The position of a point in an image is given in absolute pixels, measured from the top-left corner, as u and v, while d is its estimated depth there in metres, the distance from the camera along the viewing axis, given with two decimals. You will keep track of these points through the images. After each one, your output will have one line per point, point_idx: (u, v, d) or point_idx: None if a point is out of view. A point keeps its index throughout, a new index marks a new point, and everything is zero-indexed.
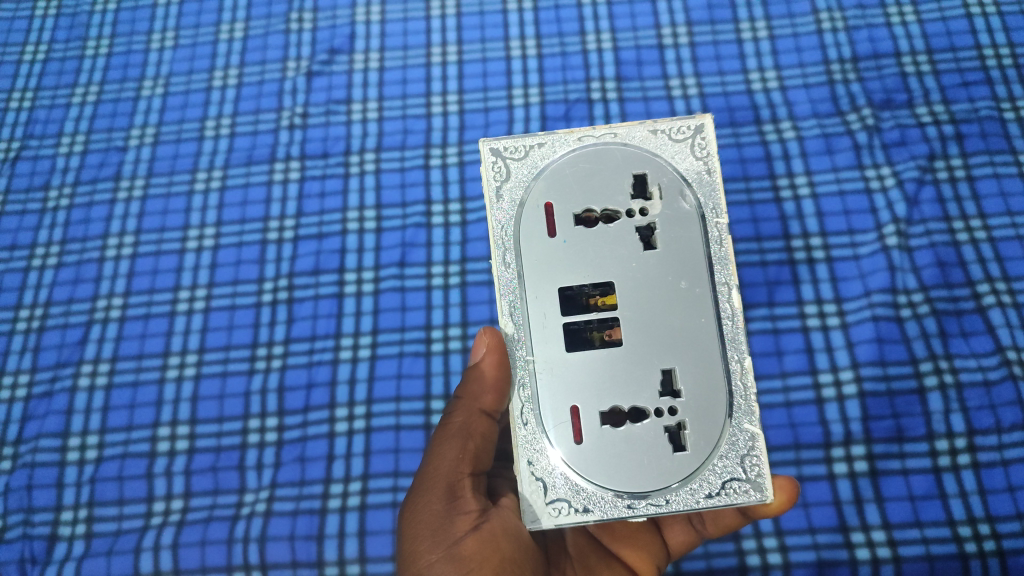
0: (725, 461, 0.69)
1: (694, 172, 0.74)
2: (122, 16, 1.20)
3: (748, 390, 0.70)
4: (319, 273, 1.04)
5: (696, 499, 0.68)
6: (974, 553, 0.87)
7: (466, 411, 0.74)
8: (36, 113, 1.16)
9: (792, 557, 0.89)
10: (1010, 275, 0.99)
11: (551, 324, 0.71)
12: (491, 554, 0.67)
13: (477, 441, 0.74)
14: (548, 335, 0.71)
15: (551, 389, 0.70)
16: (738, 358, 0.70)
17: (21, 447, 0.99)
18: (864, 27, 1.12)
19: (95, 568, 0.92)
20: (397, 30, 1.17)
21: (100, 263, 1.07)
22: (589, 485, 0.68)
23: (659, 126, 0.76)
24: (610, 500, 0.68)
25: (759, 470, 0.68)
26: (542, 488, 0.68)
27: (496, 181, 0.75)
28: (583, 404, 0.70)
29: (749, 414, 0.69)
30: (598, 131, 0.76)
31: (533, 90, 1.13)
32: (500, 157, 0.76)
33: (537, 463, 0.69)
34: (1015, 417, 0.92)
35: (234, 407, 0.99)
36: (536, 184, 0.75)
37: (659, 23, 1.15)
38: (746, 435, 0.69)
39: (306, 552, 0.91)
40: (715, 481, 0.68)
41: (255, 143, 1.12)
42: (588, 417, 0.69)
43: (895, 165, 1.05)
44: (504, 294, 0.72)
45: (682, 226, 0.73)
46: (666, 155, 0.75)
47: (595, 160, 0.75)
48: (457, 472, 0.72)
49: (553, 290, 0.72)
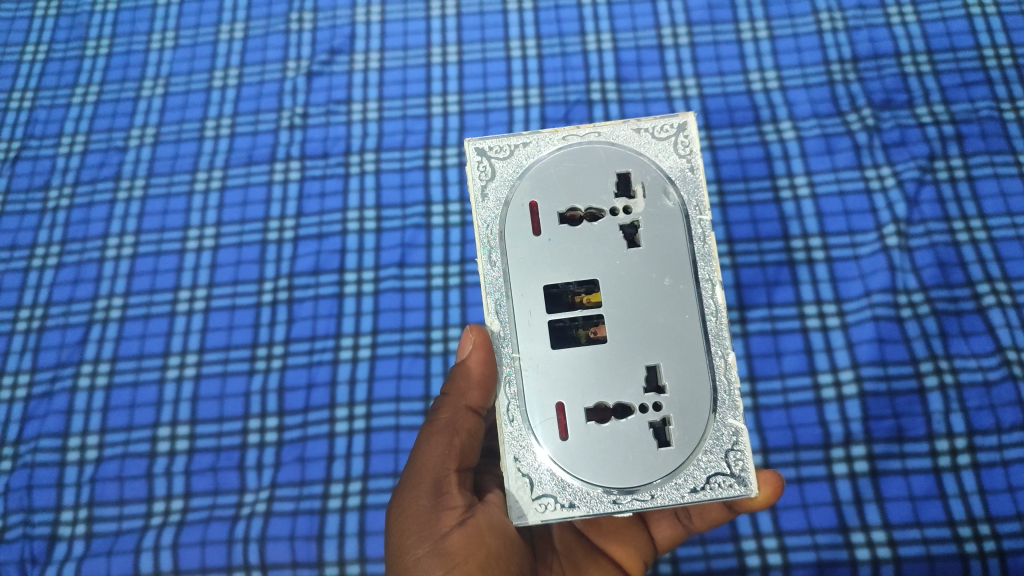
0: (710, 456, 0.68)
1: (678, 170, 0.74)
2: (122, 17, 1.21)
3: (732, 385, 0.70)
4: (319, 273, 1.04)
5: (681, 494, 0.68)
6: (974, 553, 0.87)
7: (452, 407, 0.75)
8: (36, 113, 1.16)
9: (791, 557, 0.89)
10: (1011, 275, 0.99)
11: (536, 322, 0.71)
12: (476, 549, 0.67)
13: (463, 437, 0.74)
14: (532, 333, 0.71)
15: (536, 386, 0.70)
16: (723, 354, 0.70)
17: (21, 447, 0.99)
18: (864, 27, 1.12)
19: (95, 568, 0.92)
20: (397, 30, 1.17)
21: (101, 263, 1.07)
22: (575, 482, 0.68)
23: (643, 124, 0.76)
24: (596, 496, 0.68)
25: (744, 466, 0.68)
26: (528, 484, 0.68)
27: (481, 180, 0.75)
28: (569, 401, 0.70)
29: (734, 410, 0.69)
30: (582, 130, 0.76)
31: (533, 90, 1.13)
32: (485, 156, 0.76)
33: (523, 459, 0.69)
34: (1015, 417, 0.92)
35: (234, 407, 0.99)
36: (521, 183, 0.75)
37: (659, 23, 1.15)
38: (731, 429, 0.69)
39: (306, 552, 0.91)
40: (699, 476, 0.68)
41: (255, 143, 1.12)
42: (574, 415, 0.69)
43: (895, 165, 1.05)
44: (489, 292, 0.72)
45: (665, 223, 0.73)
46: (650, 153, 0.75)
47: (579, 159, 0.75)
48: (443, 468, 0.72)
49: (537, 288, 0.72)
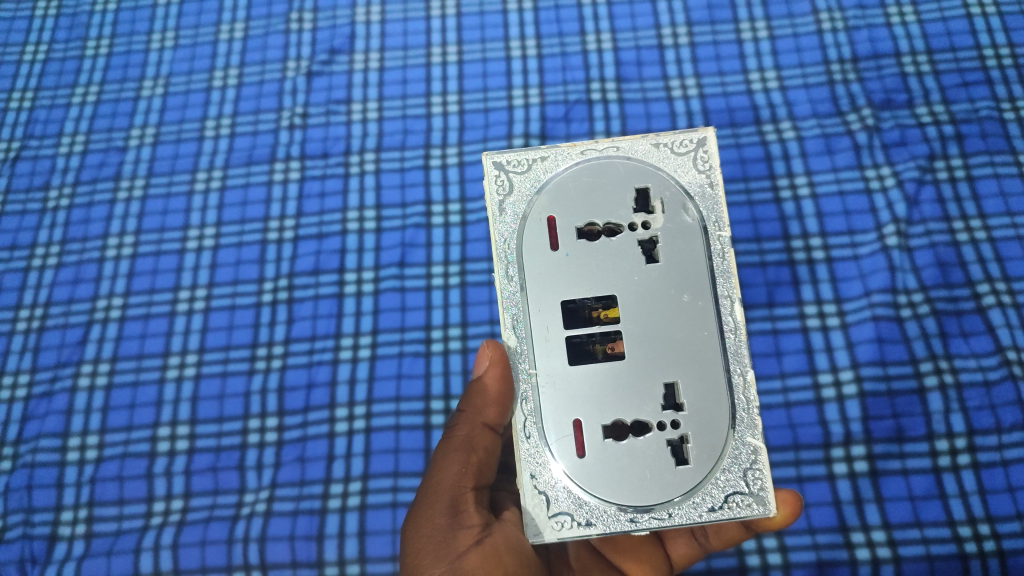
0: (728, 475, 0.68)
1: (696, 185, 0.74)
2: (122, 17, 1.20)
3: (751, 403, 0.70)
4: (320, 273, 1.04)
5: (699, 513, 0.68)
6: (974, 553, 0.87)
7: (468, 424, 0.75)
8: (36, 113, 1.16)
9: (792, 557, 0.89)
10: (1011, 275, 0.99)
11: (553, 338, 0.71)
12: (493, 569, 0.67)
13: (480, 454, 0.74)
14: (550, 349, 0.71)
15: (553, 402, 0.70)
16: (742, 372, 0.70)
17: (21, 447, 0.99)
18: (864, 27, 1.12)
19: (95, 568, 0.92)
20: (397, 30, 1.17)
21: (100, 263, 1.07)
22: (592, 499, 0.68)
23: (662, 140, 0.76)
24: (613, 514, 0.68)
25: (763, 485, 0.68)
26: (544, 502, 0.68)
27: (499, 195, 0.75)
28: (586, 418, 0.70)
29: (752, 428, 0.69)
30: (601, 144, 0.76)
31: (533, 90, 1.13)
32: (502, 170, 0.76)
33: (539, 476, 0.69)
34: (1015, 417, 0.92)
35: (234, 407, 0.99)
36: (539, 198, 0.75)
37: (659, 23, 1.15)
38: (749, 448, 0.69)
39: (306, 552, 0.91)
40: (718, 495, 0.68)
41: (255, 143, 1.12)
42: (591, 431, 0.69)
43: (895, 165, 1.05)
44: (507, 308, 0.72)
45: (684, 239, 0.73)
46: (668, 168, 0.75)
47: (597, 174, 0.75)
48: (460, 487, 0.72)
49: (555, 303, 0.72)
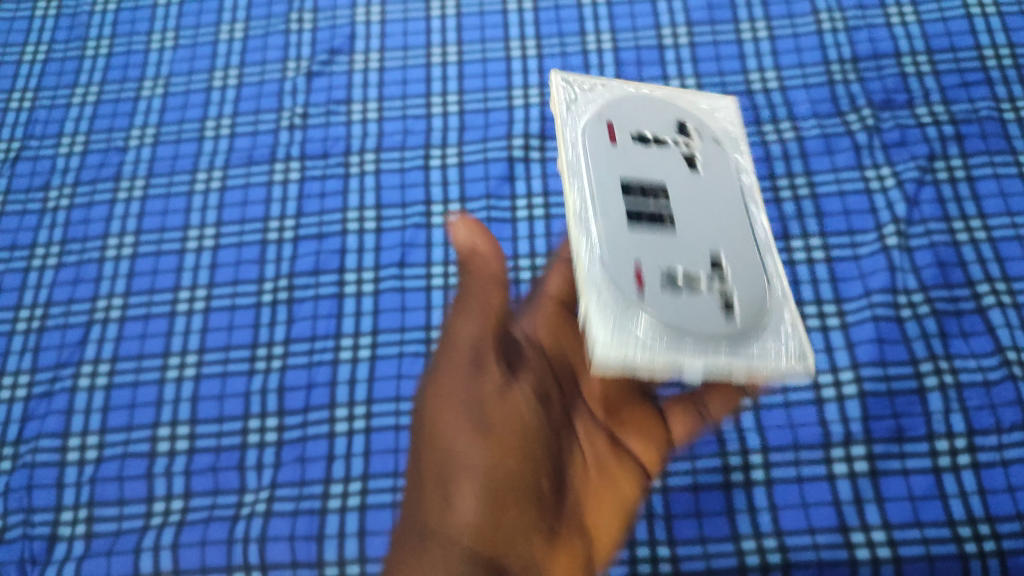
0: (772, 337, 0.64)
1: (731, 134, 0.75)
2: (122, 17, 1.21)
3: (795, 318, 0.66)
4: (319, 273, 1.04)
5: (749, 355, 0.63)
6: (974, 553, 0.87)
7: (446, 361, 0.80)
8: (36, 113, 1.16)
9: (791, 557, 0.88)
10: (1010, 275, 0.98)
11: (609, 198, 0.66)
12: (493, 492, 0.72)
13: (464, 380, 0.77)
14: (607, 200, 0.65)
15: (607, 231, 0.64)
16: (781, 289, 0.67)
17: (21, 447, 0.99)
18: (863, 27, 1.13)
19: (94, 568, 0.92)
20: (397, 30, 1.18)
21: (101, 263, 1.07)
22: (644, 330, 0.61)
23: (702, 98, 0.77)
24: (661, 343, 0.61)
25: (801, 344, 0.65)
26: (612, 309, 0.61)
27: (566, 103, 0.74)
28: (646, 260, 0.63)
29: (787, 306, 0.67)
30: (653, 87, 0.76)
31: (533, 90, 1.13)
32: (571, 85, 0.74)
33: (602, 293, 0.62)
34: (1015, 418, 0.92)
35: (235, 407, 0.99)
36: (599, 108, 0.72)
37: (659, 23, 1.16)
38: (795, 346, 0.65)
39: (306, 552, 0.91)
40: (766, 354, 0.64)
41: (255, 143, 1.12)
42: (650, 272, 0.63)
43: (895, 165, 1.05)
44: (568, 175, 0.68)
45: (726, 172, 0.70)
46: (708, 114, 0.75)
47: (651, 108, 0.73)
48: (455, 420, 0.75)
49: (613, 181, 0.66)
